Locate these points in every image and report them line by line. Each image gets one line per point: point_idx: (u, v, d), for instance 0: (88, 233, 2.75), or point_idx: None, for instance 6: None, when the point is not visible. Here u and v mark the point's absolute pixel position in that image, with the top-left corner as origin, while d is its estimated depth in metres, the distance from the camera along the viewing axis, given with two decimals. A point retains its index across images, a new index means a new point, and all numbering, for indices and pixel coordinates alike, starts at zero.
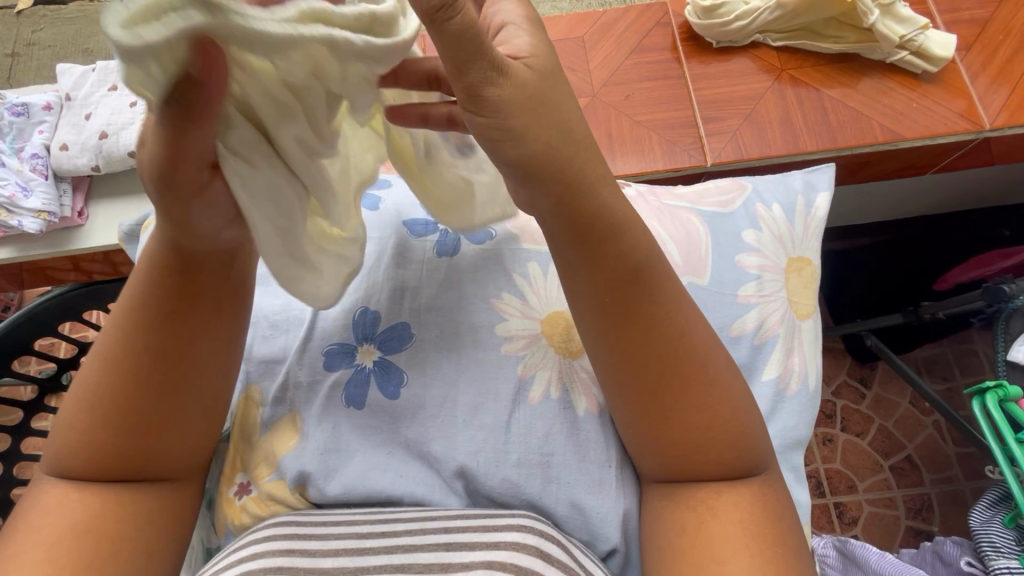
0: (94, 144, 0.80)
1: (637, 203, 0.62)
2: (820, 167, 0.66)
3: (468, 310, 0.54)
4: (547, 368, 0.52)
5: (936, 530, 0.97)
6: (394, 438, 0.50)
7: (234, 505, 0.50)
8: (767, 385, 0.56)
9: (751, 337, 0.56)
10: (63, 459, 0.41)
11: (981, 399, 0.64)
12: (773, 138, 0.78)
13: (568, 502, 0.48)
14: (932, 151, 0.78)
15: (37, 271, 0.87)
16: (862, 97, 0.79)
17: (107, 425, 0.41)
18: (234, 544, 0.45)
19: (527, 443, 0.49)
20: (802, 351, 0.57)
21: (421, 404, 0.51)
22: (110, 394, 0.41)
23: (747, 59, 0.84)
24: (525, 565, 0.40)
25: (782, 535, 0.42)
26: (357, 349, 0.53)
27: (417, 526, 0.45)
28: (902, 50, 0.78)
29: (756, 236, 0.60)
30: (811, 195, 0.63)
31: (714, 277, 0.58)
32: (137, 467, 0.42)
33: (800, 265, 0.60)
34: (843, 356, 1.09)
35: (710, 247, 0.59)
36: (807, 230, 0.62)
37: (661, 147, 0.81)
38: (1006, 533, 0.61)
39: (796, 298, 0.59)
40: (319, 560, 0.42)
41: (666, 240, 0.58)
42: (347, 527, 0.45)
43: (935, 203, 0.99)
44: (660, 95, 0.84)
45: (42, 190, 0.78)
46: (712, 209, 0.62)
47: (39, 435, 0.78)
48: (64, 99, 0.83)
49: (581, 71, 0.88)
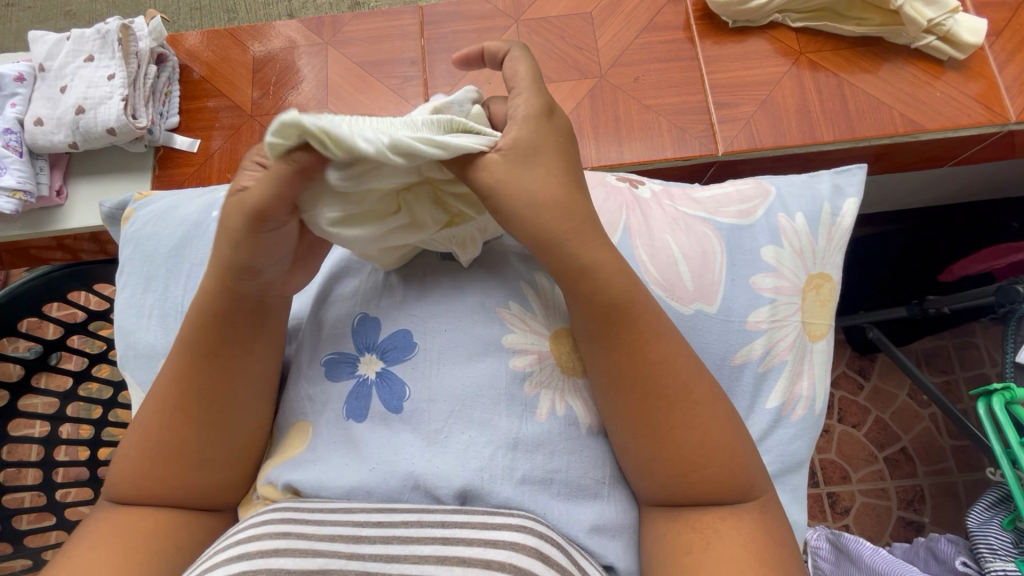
0: (71, 120, 0.76)
1: (650, 209, 0.59)
2: (849, 166, 0.62)
3: (475, 318, 0.52)
4: (553, 387, 0.51)
5: (927, 522, 0.97)
6: (395, 452, 0.47)
7: (248, 502, 0.50)
8: (768, 412, 0.56)
9: (756, 364, 0.56)
10: (124, 480, 0.47)
11: (987, 400, 0.62)
12: (787, 126, 0.75)
13: (569, 513, 0.47)
14: (953, 144, 0.75)
15: (19, 251, 0.84)
16: (882, 83, 0.76)
17: (161, 455, 0.47)
18: (232, 530, 0.44)
19: (532, 458, 0.48)
20: (812, 375, 0.57)
21: (425, 417, 0.49)
22: (166, 429, 0.47)
23: (764, 41, 0.80)
24: (525, 566, 0.39)
25: (776, 555, 0.43)
26: (359, 359, 0.51)
27: (416, 518, 0.44)
28: (929, 35, 0.74)
29: (774, 254, 0.58)
30: (837, 201, 0.60)
31: (724, 302, 0.56)
32: (187, 492, 0.47)
33: (818, 282, 0.58)
34: (843, 347, 1.08)
35: (723, 266, 0.57)
36: (830, 244, 0.59)
37: (670, 133, 0.78)
38: (1004, 536, 0.61)
39: (811, 320, 0.57)
40: (315, 542, 0.41)
41: (678, 259, 0.56)
42: (343, 514, 0.44)
43: (947, 194, 0.96)
44: (671, 77, 0.81)
45: (17, 167, 0.75)
46: (729, 221, 0.59)
47: (25, 416, 0.76)
48: (37, 70, 0.77)
49: (589, 50, 0.84)
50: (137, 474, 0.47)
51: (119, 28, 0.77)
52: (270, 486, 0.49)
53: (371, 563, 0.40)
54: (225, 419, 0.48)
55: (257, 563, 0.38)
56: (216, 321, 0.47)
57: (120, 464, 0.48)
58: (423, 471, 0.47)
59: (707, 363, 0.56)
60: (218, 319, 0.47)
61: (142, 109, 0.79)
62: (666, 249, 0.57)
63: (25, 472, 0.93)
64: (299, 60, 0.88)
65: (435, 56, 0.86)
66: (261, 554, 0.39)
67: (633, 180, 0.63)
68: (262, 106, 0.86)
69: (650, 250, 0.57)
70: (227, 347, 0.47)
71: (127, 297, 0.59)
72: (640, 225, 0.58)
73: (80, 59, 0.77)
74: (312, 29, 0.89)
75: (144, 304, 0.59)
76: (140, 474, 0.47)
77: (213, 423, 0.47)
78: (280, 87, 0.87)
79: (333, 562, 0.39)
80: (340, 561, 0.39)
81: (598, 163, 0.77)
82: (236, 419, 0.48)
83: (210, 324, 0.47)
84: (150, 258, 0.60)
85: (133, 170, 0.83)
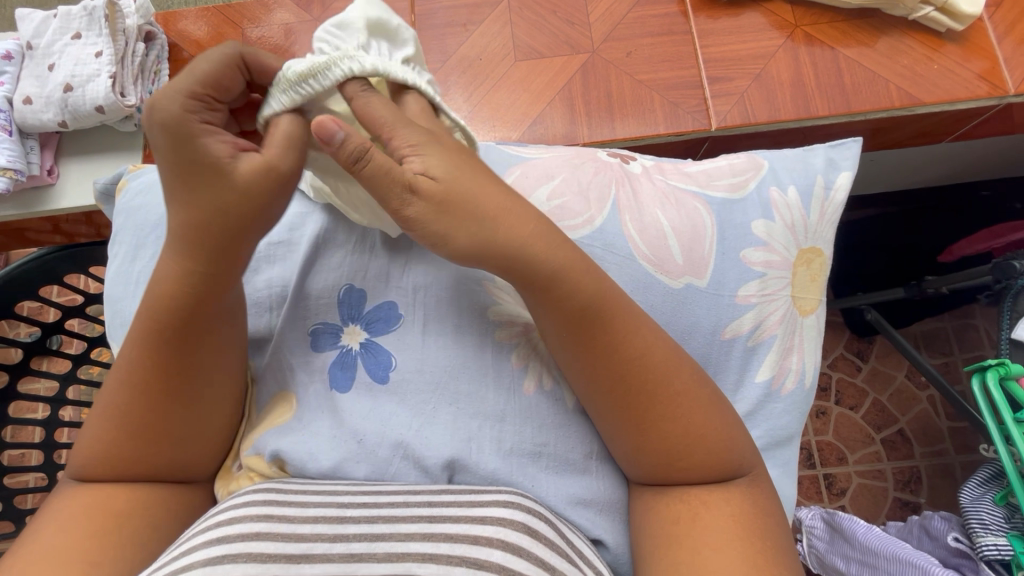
0: (59, 98, 0.75)
1: (642, 182, 0.59)
2: (845, 141, 0.62)
3: (458, 293, 0.52)
4: (539, 362, 0.51)
5: (923, 502, 0.98)
6: (381, 424, 0.48)
7: (229, 475, 0.50)
8: (758, 385, 0.56)
9: (746, 338, 0.56)
10: (94, 460, 0.45)
11: (981, 376, 0.62)
12: (783, 100, 0.74)
13: (555, 487, 0.48)
14: (950, 118, 0.74)
15: (15, 232, 0.84)
16: (879, 57, 0.74)
17: (108, 408, 0.45)
18: (216, 510, 0.44)
19: (520, 431, 0.48)
20: (802, 349, 0.57)
21: (411, 388, 0.49)
22: (119, 394, 0.45)
23: (759, 14, 0.78)
24: (512, 541, 0.40)
25: (761, 526, 0.44)
26: (342, 329, 0.52)
27: (401, 499, 0.44)
28: (926, 5, 0.73)
29: (765, 227, 0.57)
30: (831, 175, 0.60)
31: (715, 276, 0.56)
32: (161, 466, 0.46)
33: (810, 257, 0.58)
34: (841, 329, 1.08)
35: (715, 240, 0.56)
36: (821, 218, 0.59)
37: (664, 109, 0.77)
38: (996, 511, 0.61)
39: (802, 294, 0.57)
40: (297, 526, 0.40)
41: (668, 233, 0.56)
42: (328, 495, 0.44)
43: (944, 174, 0.95)
44: (664, 52, 0.79)
45: (7, 146, 0.74)
46: (721, 194, 0.58)
47: (28, 396, 0.77)
48: (26, 48, 0.77)
49: (581, 25, 0.82)
50: (90, 436, 0.45)
51: (105, 5, 0.76)
52: (257, 455, 0.49)
53: (356, 544, 0.39)
54: (211, 391, 0.47)
55: (236, 547, 0.37)
56: (192, 289, 0.43)
57: (85, 443, 0.45)
58: (412, 441, 0.47)
59: (698, 338, 0.55)
60: (195, 282, 0.43)
61: (131, 88, 0.78)
62: (656, 223, 0.56)
63: (28, 454, 0.94)
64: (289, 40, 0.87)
65: (426, 33, 0.84)
66: (240, 538, 0.38)
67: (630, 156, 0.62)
68: None
69: (639, 223, 0.56)
70: (207, 319, 0.45)
71: (117, 266, 0.59)
72: (629, 199, 0.57)
73: (67, 37, 0.77)
74: (300, 7, 0.88)
75: (131, 275, 0.58)
76: (101, 444, 0.45)
77: (198, 392, 0.46)
78: None
79: (315, 545, 0.39)
80: (324, 545, 0.39)
81: (591, 141, 0.76)
82: (211, 390, 0.47)
83: (175, 292, 0.43)
84: (139, 227, 0.60)
85: (123, 149, 0.83)
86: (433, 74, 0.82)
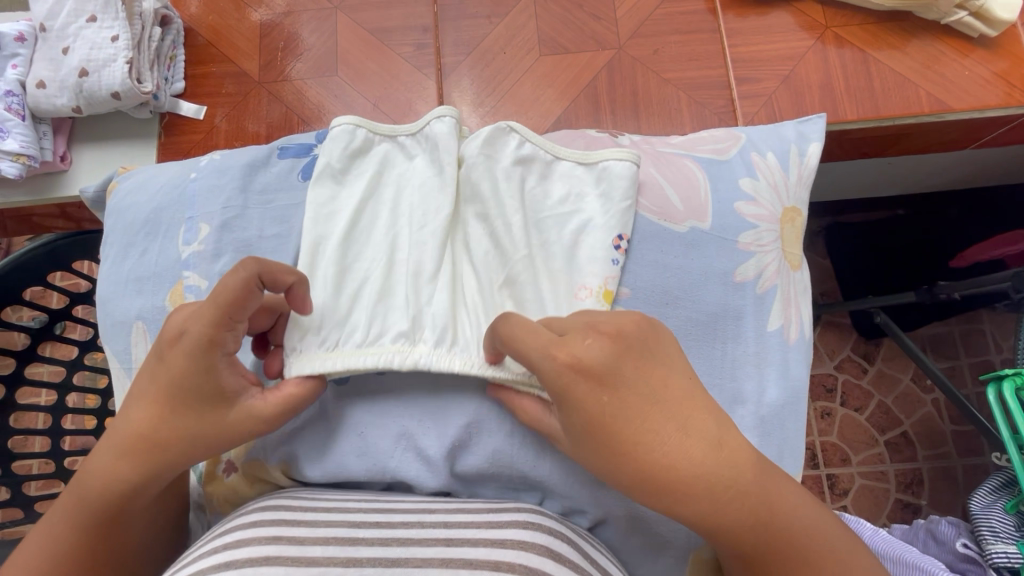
0: (74, 83, 0.74)
1: (632, 153, 0.61)
2: (812, 116, 0.64)
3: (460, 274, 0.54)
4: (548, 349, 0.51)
5: (925, 503, 0.99)
6: (384, 413, 0.50)
7: (218, 480, 0.52)
8: (772, 335, 0.55)
9: (753, 286, 0.56)
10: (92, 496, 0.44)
11: (997, 385, 0.62)
12: (811, 103, 0.74)
13: (562, 465, 0.49)
14: (977, 126, 0.74)
15: (23, 219, 0.83)
16: (911, 61, 0.73)
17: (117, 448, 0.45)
18: (218, 532, 0.42)
19: None
20: (799, 300, 0.57)
21: (412, 377, 0.51)
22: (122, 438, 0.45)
23: (788, 14, 0.77)
24: (535, 565, 0.39)
25: None
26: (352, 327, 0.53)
27: (415, 519, 0.43)
28: (961, 9, 0.72)
29: (753, 184, 0.59)
30: (804, 143, 0.62)
31: (717, 220, 0.57)
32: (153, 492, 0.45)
33: (792, 215, 0.59)
34: (848, 331, 1.08)
35: (709, 192, 0.58)
36: (800, 180, 0.60)
37: (689, 108, 0.76)
38: (1007, 519, 0.62)
39: (790, 248, 0.58)
40: (308, 548, 0.39)
41: (664, 185, 0.58)
42: (337, 514, 0.43)
43: (959, 181, 0.95)
44: (692, 50, 0.78)
45: (20, 131, 0.73)
46: (707, 156, 0.60)
47: (35, 383, 0.76)
48: (38, 30, 0.75)
49: (607, 20, 0.81)
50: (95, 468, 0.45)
51: None
52: (259, 462, 0.51)
53: (372, 569, 0.38)
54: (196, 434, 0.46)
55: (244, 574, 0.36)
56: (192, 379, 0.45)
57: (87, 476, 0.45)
58: (415, 431, 0.49)
59: (711, 287, 0.55)
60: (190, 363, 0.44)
61: (147, 73, 0.76)
62: (650, 179, 0.59)
63: (33, 440, 0.93)
64: (304, 26, 0.84)
65: (448, 23, 0.83)
66: (249, 562, 0.37)
67: (622, 153, 0.57)
68: (269, 74, 0.83)
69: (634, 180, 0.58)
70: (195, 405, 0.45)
71: (109, 268, 0.58)
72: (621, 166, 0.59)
73: (82, 19, 0.74)
74: None
75: (122, 273, 0.58)
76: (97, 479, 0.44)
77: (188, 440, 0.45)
78: (286, 54, 0.84)
79: (328, 568, 0.37)
80: (337, 569, 0.37)
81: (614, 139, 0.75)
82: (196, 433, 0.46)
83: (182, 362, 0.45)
84: (129, 225, 0.59)
85: (137, 137, 0.81)
86: (456, 66, 0.81)
